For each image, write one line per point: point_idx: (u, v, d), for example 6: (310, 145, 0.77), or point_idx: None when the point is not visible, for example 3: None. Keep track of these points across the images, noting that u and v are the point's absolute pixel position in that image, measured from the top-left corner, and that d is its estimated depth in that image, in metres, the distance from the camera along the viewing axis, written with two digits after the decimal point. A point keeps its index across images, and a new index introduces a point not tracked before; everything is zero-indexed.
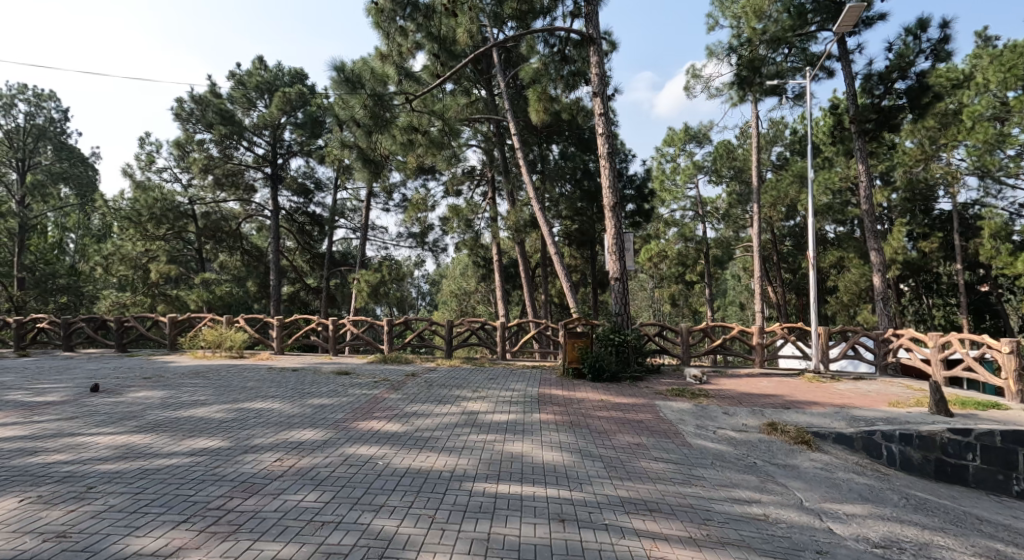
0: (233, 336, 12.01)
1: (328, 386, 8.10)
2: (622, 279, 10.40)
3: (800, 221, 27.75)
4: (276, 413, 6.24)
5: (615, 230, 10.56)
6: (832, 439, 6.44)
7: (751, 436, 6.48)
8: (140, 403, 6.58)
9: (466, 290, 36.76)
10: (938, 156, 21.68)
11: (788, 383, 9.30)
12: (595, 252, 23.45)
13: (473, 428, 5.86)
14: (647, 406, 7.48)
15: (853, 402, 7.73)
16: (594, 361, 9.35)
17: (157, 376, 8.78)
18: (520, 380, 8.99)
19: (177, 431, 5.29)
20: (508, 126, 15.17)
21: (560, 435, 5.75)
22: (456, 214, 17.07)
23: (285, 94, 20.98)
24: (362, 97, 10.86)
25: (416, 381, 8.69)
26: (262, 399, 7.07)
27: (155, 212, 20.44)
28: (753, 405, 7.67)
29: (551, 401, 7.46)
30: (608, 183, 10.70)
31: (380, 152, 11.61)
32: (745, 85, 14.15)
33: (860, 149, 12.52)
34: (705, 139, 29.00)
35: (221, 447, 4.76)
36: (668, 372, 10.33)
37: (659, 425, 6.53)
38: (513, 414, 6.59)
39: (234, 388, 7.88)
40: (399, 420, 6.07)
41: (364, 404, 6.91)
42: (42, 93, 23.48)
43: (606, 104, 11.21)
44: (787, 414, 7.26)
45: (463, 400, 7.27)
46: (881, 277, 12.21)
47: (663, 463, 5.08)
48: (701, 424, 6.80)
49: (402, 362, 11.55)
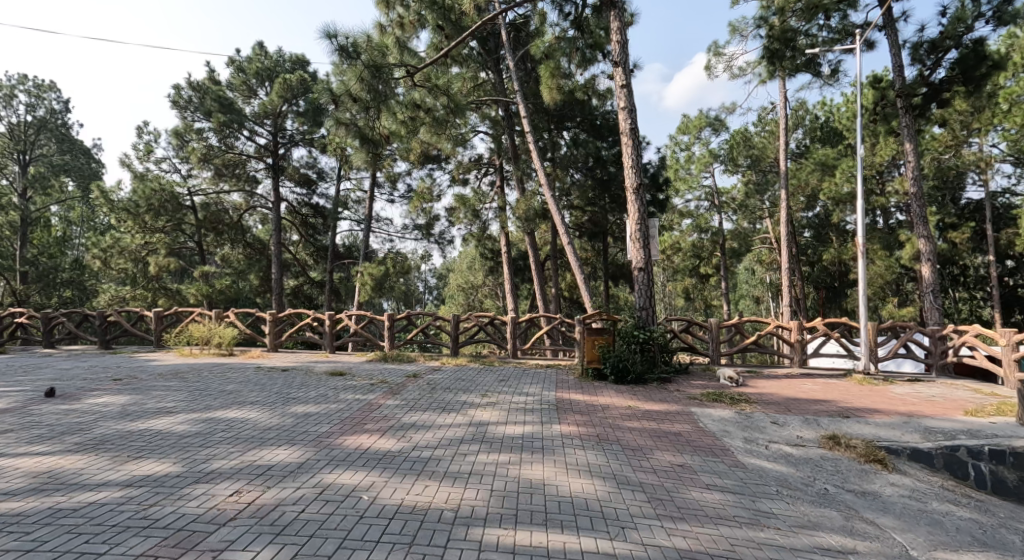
0: (222, 332, 11.10)
1: (318, 390, 7.17)
2: (646, 269, 9.35)
3: (822, 210, 26.50)
4: (249, 425, 5.27)
5: (638, 215, 9.52)
6: (907, 457, 5.47)
7: (811, 452, 5.51)
8: (94, 412, 5.63)
9: (473, 283, 35.82)
10: (969, 142, 20.57)
11: (835, 386, 8.28)
12: (607, 243, 22.41)
13: (483, 444, 4.89)
14: (683, 414, 6.49)
15: (920, 410, 6.73)
16: (616, 361, 8.35)
17: (129, 378, 7.85)
18: (533, 382, 7.99)
19: (123, 450, 4.34)
20: (518, 108, 14.10)
21: (587, 454, 4.76)
22: (462, 203, 16.04)
23: (285, 81, 19.99)
24: (357, 70, 9.73)
25: (419, 384, 7.69)
26: (235, 406, 6.09)
27: (152, 204, 19.53)
28: (805, 413, 6.65)
29: (572, 408, 6.45)
30: (631, 163, 9.62)
31: (380, 131, 10.60)
32: (775, 60, 12.95)
33: (907, 127, 11.42)
34: (722, 126, 27.85)
35: (164, 474, 3.80)
36: (698, 372, 9.31)
37: (702, 440, 5.53)
38: (528, 425, 5.59)
39: (211, 391, 6.97)
40: (394, 434, 5.09)
41: (355, 413, 5.91)
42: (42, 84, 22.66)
43: (628, 76, 10.08)
44: (847, 423, 6.26)
45: (471, 408, 6.28)
46: (931, 268, 10.96)
47: (719, 494, 4.09)
48: (750, 437, 5.79)
49: (404, 360, 10.61)
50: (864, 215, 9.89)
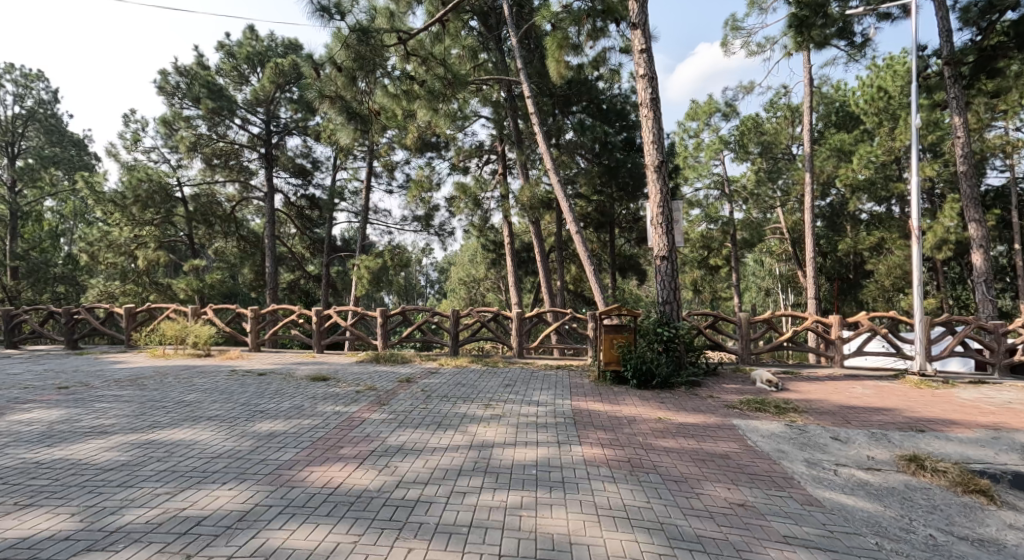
0: (198, 330, 10.00)
1: (293, 400, 6.10)
2: (670, 257, 8.25)
3: (836, 198, 25.34)
4: (194, 449, 4.25)
5: (661, 196, 8.42)
6: (1009, 484, 4.45)
7: (891, 480, 4.47)
8: (8, 435, 4.59)
9: (475, 277, 34.82)
10: (995, 124, 19.47)
11: (889, 389, 7.23)
12: (614, 234, 21.38)
13: (486, 477, 3.85)
14: (725, 428, 5.44)
15: (1003, 422, 5.68)
16: (638, 363, 7.33)
17: (77, 385, 6.81)
18: (544, 388, 6.93)
19: (11, 495, 3.33)
20: (520, 87, 12.84)
21: (620, 491, 3.74)
22: (462, 191, 14.93)
23: (277, 65, 18.67)
24: (342, 34, 8.68)
25: (412, 392, 6.63)
26: (187, 423, 5.04)
27: (140, 195, 18.06)
28: (868, 426, 5.60)
29: (593, 423, 5.37)
30: (652, 138, 8.51)
31: (370, 105, 9.55)
32: (803, 29, 11.83)
33: (955, 97, 10.06)
34: (732, 111, 26.78)
35: (46, 539, 2.80)
36: (729, 375, 8.27)
37: (758, 466, 4.48)
38: (544, 448, 4.53)
39: (166, 402, 5.92)
40: (373, 463, 4.05)
41: (330, 432, 4.85)
42: (28, 73, 21.56)
43: (649, 38, 8.77)
44: (924, 439, 5.21)
45: (472, 424, 5.20)
46: (982, 254, 9.87)
47: (803, 554, 3.08)
48: (813, 460, 4.75)
49: (398, 361, 9.57)
50: (922, 190, 8.57)
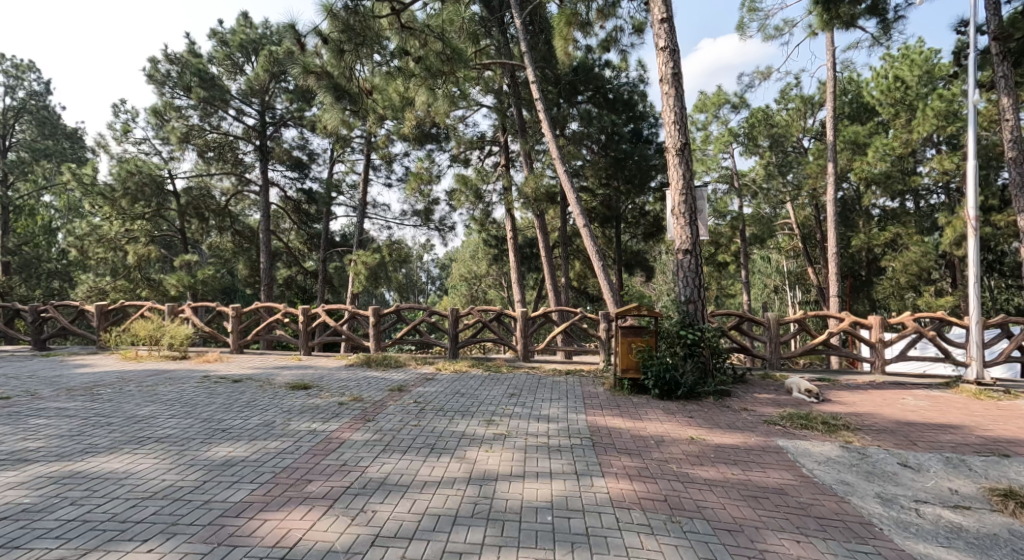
0: (173, 330, 9.18)
1: (264, 415, 5.24)
2: (693, 251, 7.37)
3: (849, 192, 24.06)
4: (121, 486, 3.38)
5: (684, 183, 7.55)
6: None
7: (986, 522, 3.62)
8: None
9: (475, 273, 34.11)
10: None
11: (946, 401, 6.38)
12: (620, 228, 20.49)
13: (489, 528, 3.00)
14: (773, 452, 4.58)
15: None
16: (661, 371, 6.48)
17: (22, 395, 5.95)
18: (552, 400, 6.07)
19: None
20: (525, 73, 11.88)
21: (663, 549, 2.90)
22: (462, 183, 13.98)
23: (271, 53, 17.74)
24: (330, 4, 7.78)
25: (404, 404, 5.75)
26: (128, 446, 4.18)
27: (130, 187, 17.01)
28: (939, 448, 4.76)
29: (615, 446, 4.52)
30: (675, 120, 7.61)
31: (362, 84, 8.70)
32: (832, 5, 10.83)
33: (1004, 76, 9.14)
34: (741, 103, 25.92)
35: None
36: (759, 383, 7.41)
37: (824, 505, 3.63)
38: (562, 485, 3.64)
39: (115, 418, 5.06)
40: (344, 507, 3.18)
41: (300, 459, 3.99)
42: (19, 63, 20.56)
43: (670, 5, 7.79)
44: (1012, 467, 4.36)
45: (471, 448, 4.33)
46: None
47: None
48: (886, 495, 3.90)
49: (391, 365, 8.73)
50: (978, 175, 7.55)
